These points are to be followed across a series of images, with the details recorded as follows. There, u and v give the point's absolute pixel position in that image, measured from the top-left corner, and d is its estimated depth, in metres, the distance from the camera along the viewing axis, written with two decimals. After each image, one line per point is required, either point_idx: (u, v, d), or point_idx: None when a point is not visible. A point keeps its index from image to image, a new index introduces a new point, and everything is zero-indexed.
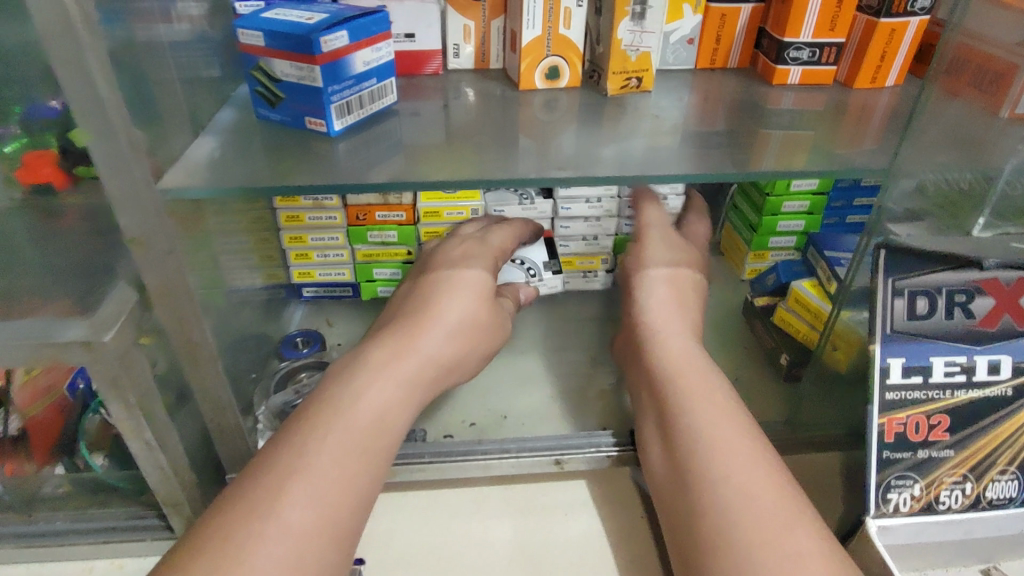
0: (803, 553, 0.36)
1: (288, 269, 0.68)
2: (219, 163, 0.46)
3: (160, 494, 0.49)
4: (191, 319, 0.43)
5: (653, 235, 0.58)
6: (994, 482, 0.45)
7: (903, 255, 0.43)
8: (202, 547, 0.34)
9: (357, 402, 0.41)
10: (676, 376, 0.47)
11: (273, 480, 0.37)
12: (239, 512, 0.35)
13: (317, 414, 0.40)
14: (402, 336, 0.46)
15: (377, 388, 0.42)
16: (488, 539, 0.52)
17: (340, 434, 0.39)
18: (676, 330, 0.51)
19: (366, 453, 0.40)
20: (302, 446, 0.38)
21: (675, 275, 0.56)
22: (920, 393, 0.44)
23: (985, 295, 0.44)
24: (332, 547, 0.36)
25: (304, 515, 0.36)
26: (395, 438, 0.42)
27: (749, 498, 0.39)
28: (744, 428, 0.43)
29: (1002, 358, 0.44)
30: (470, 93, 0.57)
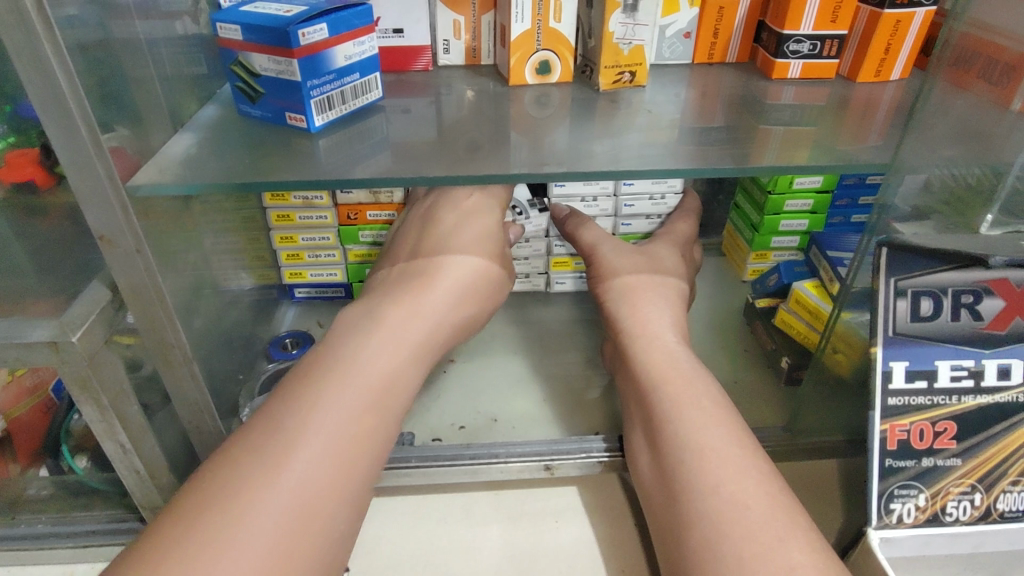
0: (795, 568, 0.34)
1: (279, 269, 0.67)
2: (194, 160, 0.44)
3: (138, 496, 0.48)
4: (167, 322, 0.43)
5: (603, 247, 0.58)
6: (1006, 493, 0.42)
7: (907, 254, 0.41)
8: (201, 505, 0.32)
9: (364, 357, 0.39)
10: (662, 382, 0.45)
11: (283, 431, 0.35)
12: (244, 463, 0.34)
13: (332, 363, 0.39)
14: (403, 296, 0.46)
15: (376, 343, 0.41)
16: (476, 546, 0.50)
17: (350, 384, 0.38)
18: (659, 334, 0.50)
19: (380, 402, 0.38)
20: (316, 398, 0.37)
21: (654, 281, 0.55)
22: (924, 398, 0.42)
23: (995, 296, 0.41)
24: (344, 499, 0.35)
25: (312, 470, 0.34)
26: (405, 394, 0.41)
27: (743, 511, 0.37)
28: (733, 435, 0.41)
29: (1014, 362, 0.41)
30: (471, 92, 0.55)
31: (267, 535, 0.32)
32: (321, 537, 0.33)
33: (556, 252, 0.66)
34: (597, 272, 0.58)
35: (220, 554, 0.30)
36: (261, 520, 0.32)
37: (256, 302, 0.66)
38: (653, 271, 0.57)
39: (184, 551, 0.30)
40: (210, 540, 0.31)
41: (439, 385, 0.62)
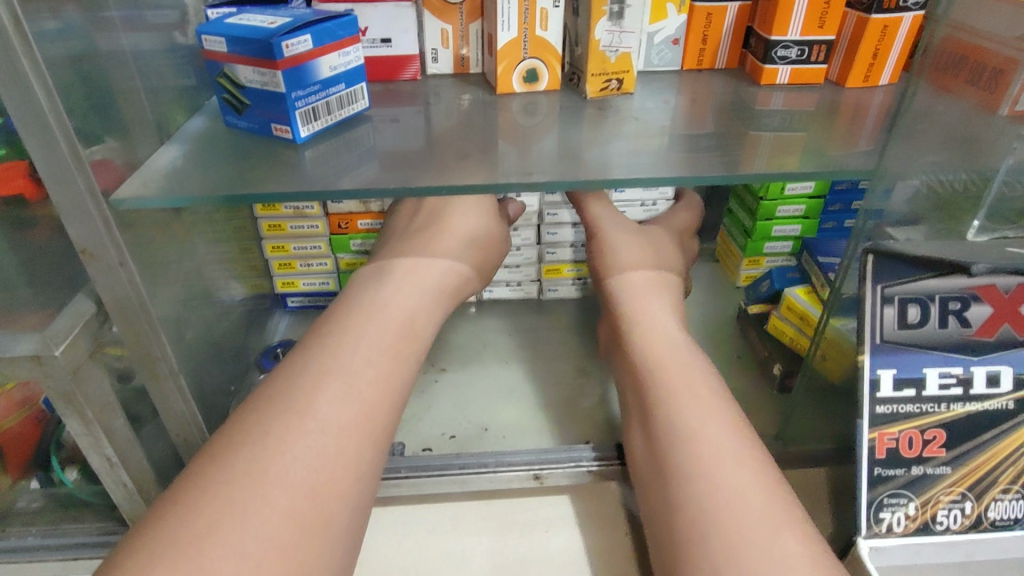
0: (782, 556, 0.34)
1: (272, 278, 0.67)
2: (178, 173, 0.44)
3: (126, 509, 0.48)
4: (152, 333, 0.43)
5: (608, 224, 0.59)
6: (996, 501, 0.42)
7: (891, 262, 0.40)
8: (230, 449, 0.35)
9: (378, 312, 0.44)
10: (659, 367, 0.45)
11: (305, 377, 0.38)
12: (274, 409, 0.37)
13: (348, 318, 0.43)
14: (408, 267, 0.50)
15: (384, 300, 0.45)
16: (465, 557, 0.50)
17: (364, 336, 0.42)
18: (654, 319, 0.50)
19: (395, 350, 0.42)
20: (333, 349, 0.40)
21: (653, 278, 0.55)
22: (912, 407, 0.42)
23: (982, 303, 0.41)
24: (370, 438, 0.38)
25: (337, 408, 0.38)
26: (416, 343, 0.45)
27: (736, 499, 0.36)
28: (727, 424, 0.41)
29: (1003, 369, 0.41)
30: (467, 98, 0.56)
31: (303, 464, 0.35)
32: (352, 466, 0.36)
33: (548, 258, 0.66)
34: (597, 252, 0.58)
35: (257, 484, 0.33)
36: (294, 453, 0.35)
37: (249, 311, 0.66)
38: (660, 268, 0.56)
39: (221, 487, 0.33)
40: (246, 474, 0.34)
41: (431, 394, 0.62)
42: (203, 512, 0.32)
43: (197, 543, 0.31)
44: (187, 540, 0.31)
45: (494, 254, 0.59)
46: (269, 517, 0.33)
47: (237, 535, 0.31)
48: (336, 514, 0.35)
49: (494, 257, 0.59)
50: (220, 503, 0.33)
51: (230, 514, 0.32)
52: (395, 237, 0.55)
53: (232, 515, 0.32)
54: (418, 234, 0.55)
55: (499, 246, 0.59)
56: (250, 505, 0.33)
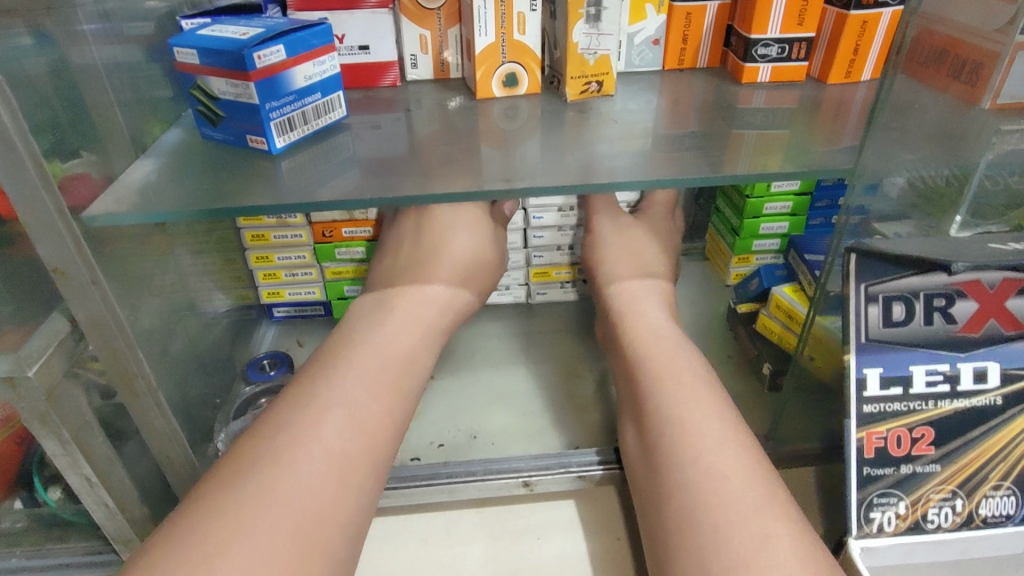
0: (768, 534, 0.35)
1: (257, 289, 0.66)
2: (152, 187, 0.44)
3: (109, 530, 0.48)
4: (129, 350, 0.42)
5: (598, 219, 0.60)
6: (987, 498, 0.41)
7: (874, 262, 0.39)
8: (239, 473, 0.35)
9: (382, 342, 0.44)
10: (648, 360, 0.46)
11: (312, 409, 0.38)
12: (285, 436, 0.36)
13: (351, 350, 0.43)
14: (410, 303, 0.49)
15: (387, 332, 0.45)
16: (456, 566, 0.50)
17: (367, 369, 0.41)
18: (639, 318, 0.51)
19: (394, 383, 0.42)
20: (337, 380, 0.40)
21: (639, 287, 0.55)
22: (900, 405, 0.41)
23: (967, 299, 0.40)
24: (371, 468, 0.38)
25: (342, 439, 0.37)
26: (417, 374, 0.44)
27: (720, 481, 0.37)
28: (715, 408, 0.42)
29: (989, 365, 0.40)
30: (456, 101, 0.55)
31: (311, 489, 0.35)
32: (353, 493, 0.36)
33: (535, 262, 0.65)
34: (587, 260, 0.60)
35: (265, 507, 0.33)
36: (303, 478, 0.35)
37: (234, 323, 0.66)
38: (665, 278, 0.57)
39: (232, 510, 0.33)
40: (255, 496, 0.34)
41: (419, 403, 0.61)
42: (214, 531, 0.32)
43: (209, 562, 0.31)
44: (197, 556, 0.31)
45: (494, 272, 0.59)
46: (275, 539, 0.32)
47: (250, 557, 0.31)
48: (334, 540, 0.34)
49: (491, 277, 0.59)
50: (229, 522, 0.32)
51: (240, 533, 0.32)
52: (397, 272, 0.54)
53: (243, 531, 0.32)
54: (414, 265, 0.54)
55: (492, 266, 0.58)
56: (260, 524, 0.33)
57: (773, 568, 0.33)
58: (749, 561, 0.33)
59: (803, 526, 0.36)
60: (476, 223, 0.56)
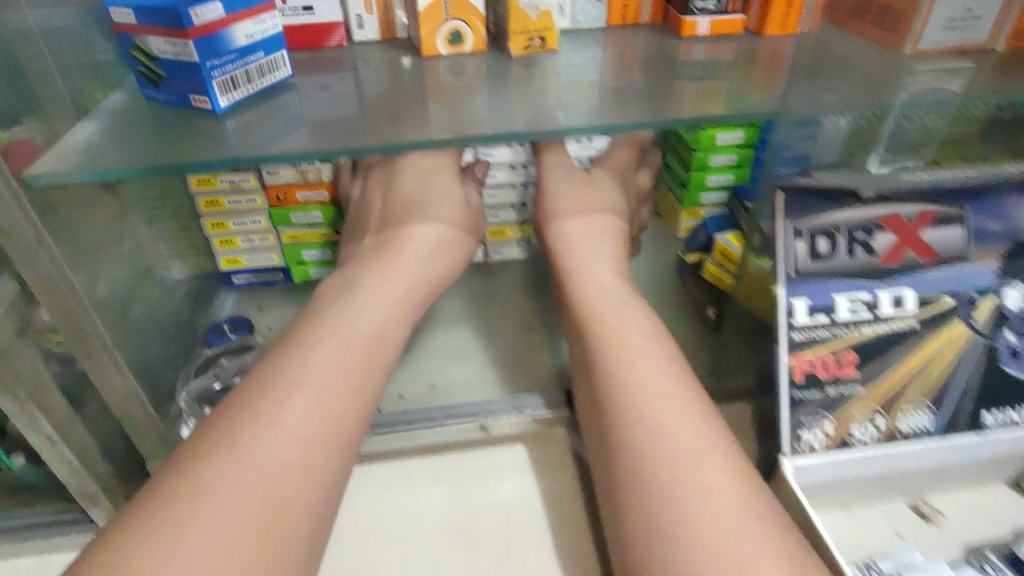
0: (711, 486, 0.37)
1: (215, 257, 0.66)
2: (94, 148, 0.44)
3: (73, 487, 0.48)
4: (81, 309, 0.43)
5: (551, 173, 0.59)
6: (906, 415, 0.44)
7: (800, 196, 0.42)
8: (198, 460, 0.34)
9: (348, 318, 0.43)
10: (597, 323, 0.47)
11: (275, 390, 0.37)
12: (245, 419, 0.36)
13: (315, 327, 0.42)
14: (375, 279, 0.47)
15: (355, 306, 0.44)
16: (419, 507, 0.52)
17: (332, 348, 0.40)
18: (598, 279, 0.51)
19: (361, 362, 0.41)
20: (301, 359, 0.39)
21: (596, 247, 0.55)
22: (826, 332, 0.43)
23: (886, 231, 0.43)
24: (335, 450, 0.37)
25: (305, 420, 0.36)
26: (387, 352, 0.44)
27: (665, 438, 0.39)
28: (660, 366, 0.44)
29: (907, 291, 0.43)
30: (405, 60, 0.56)
31: (272, 474, 0.34)
32: (317, 476, 0.36)
33: (491, 222, 0.66)
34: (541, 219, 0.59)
35: (223, 494, 0.32)
36: (263, 463, 0.34)
37: (191, 291, 0.66)
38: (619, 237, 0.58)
39: (186, 497, 0.32)
40: (218, 478, 0.33)
41: None
42: (167, 519, 0.31)
43: (161, 550, 0.30)
44: (150, 544, 0.30)
45: (468, 245, 0.58)
46: (233, 524, 0.31)
47: (204, 543, 0.30)
48: (298, 523, 0.34)
49: (466, 251, 0.58)
50: (184, 509, 0.31)
51: (196, 519, 0.31)
52: (364, 246, 0.54)
53: (196, 520, 0.31)
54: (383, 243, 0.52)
55: (466, 236, 0.57)
56: (217, 512, 0.32)
57: (715, 517, 0.35)
58: (693, 514, 0.36)
59: (742, 475, 0.39)
60: (447, 193, 0.56)
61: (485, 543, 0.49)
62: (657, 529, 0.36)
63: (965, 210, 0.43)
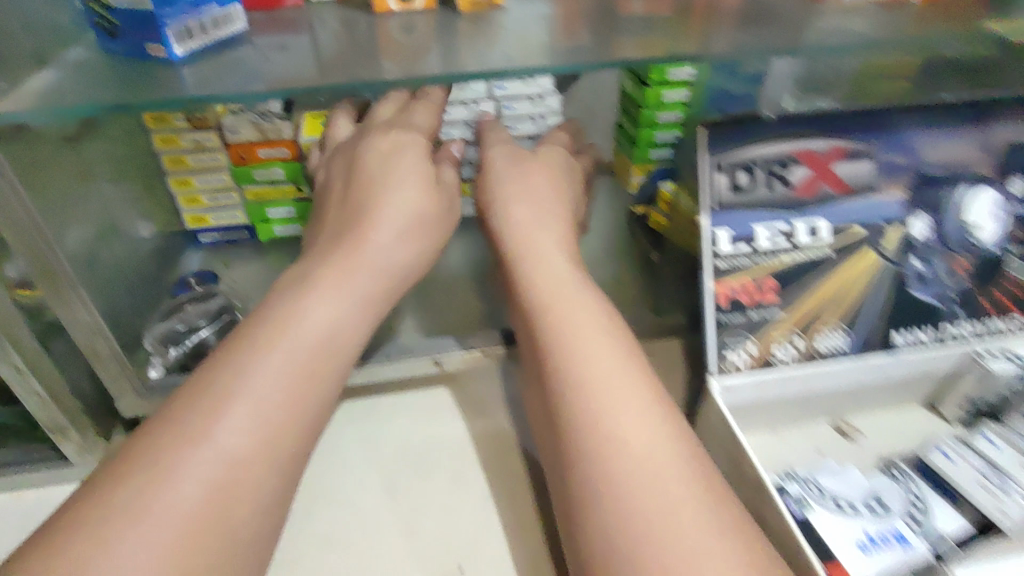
0: (677, 501, 0.32)
1: (181, 216, 0.69)
2: (54, 92, 0.46)
3: (43, 421, 0.51)
4: (47, 247, 0.45)
5: (497, 157, 0.54)
6: (824, 336, 0.48)
7: (723, 132, 0.45)
8: (112, 484, 0.30)
9: (297, 317, 0.38)
10: (551, 310, 0.42)
11: (208, 399, 0.33)
12: (169, 432, 0.32)
13: (260, 329, 0.37)
14: (331, 272, 0.42)
15: (306, 303, 0.39)
16: (377, 440, 0.55)
17: (275, 354, 0.36)
18: (556, 262, 0.46)
19: (309, 369, 0.37)
20: (240, 366, 0.35)
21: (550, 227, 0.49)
22: (747, 259, 0.47)
23: (801, 164, 0.46)
24: (270, 471, 0.33)
25: (236, 436, 0.32)
26: (338, 357, 0.39)
27: (624, 442, 0.34)
28: (620, 358, 0.39)
29: (821, 222, 0.47)
30: (359, 17, 0.58)
31: (191, 500, 0.30)
32: (246, 499, 0.32)
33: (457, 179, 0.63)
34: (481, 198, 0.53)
35: (134, 525, 0.28)
36: (181, 486, 0.30)
37: (158, 250, 0.68)
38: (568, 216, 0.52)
39: (92, 527, 0.28)
40: (123, 507, 0.29)
41: None
42: (66, 553, 0.27)
43: None
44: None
45: (443, 228, 0.51)
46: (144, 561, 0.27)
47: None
48: (221, 554, 0.30)
49: (435, 241, 0.51)
50: (86, 540, 0.27)
51: (98, 554, 0.27)
52: (323, 234, 0.48)
53: (99, 554, 0.27)
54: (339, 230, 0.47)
55: (441, 221, 0.51)
56: (123, 546, 0.28)
57: (678, 535, 0.31)
58: (655, 532, 0.31)
59: (713, 485, 0.34)
60: (413, 173, 0.49)
61: (438, 470, 0.53)
62: (615, 551, 0.31)
63: (873, 145, 0.47)
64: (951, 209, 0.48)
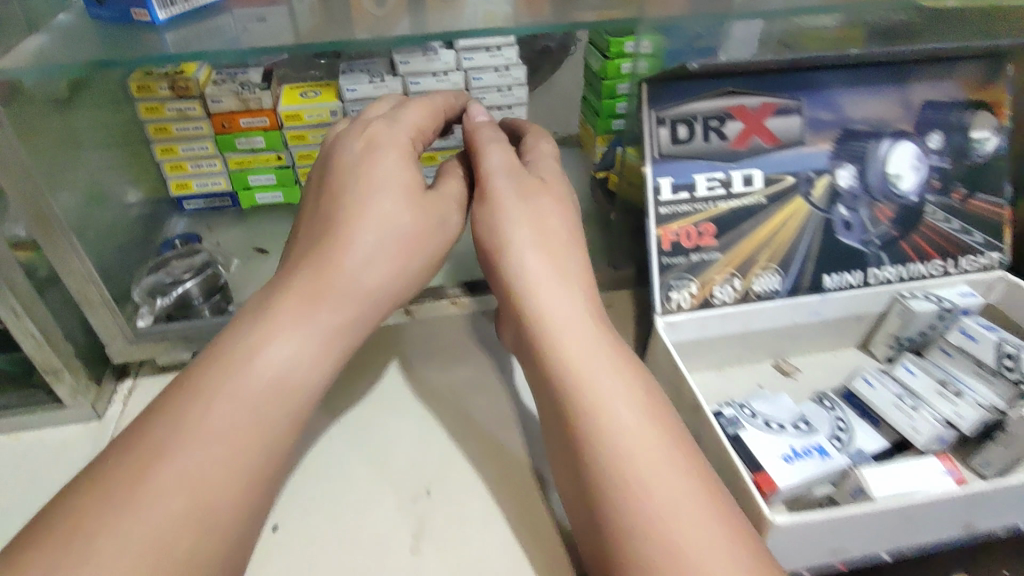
0: None
1: (166, 181, 0.71)
2: (46, 52, 0.50)
3: (38, 360, 0.54)
4: (40, 194, 0.49)
5: (501, 179, 0.50)
6: (759, 277, 0.53)
7: (664, 86, 0.49)
8: (30, 547, 0.30)
9: (244, 363, 0.38)
10: (578, 383, 0.40)
11: (140, 453, 0.33)
12: (93, 495, 0.31)
13: (204, 376, 0.37)
14: (283, 311, 0.41)
15: (255, 348, 0.38)
16: (352, 385, 0.59)
17: (215, 406, 0.36)
18: (575, 322, 0.44)
19: (253, 420, 0.36)
20: (179, 420, 0.35)
21: (559, 271, 0.47)
22: (687, 206, 0.51)
23: (735, 119, 0.51)
24: (212, 530, 0.33)
25: (171, 498, 0.32)
26: (287, 404, 0.38)
27: (673, 535, 0.33)
28: (650, 434, 0.38)
29: (755, 171, 0.52)
30: None
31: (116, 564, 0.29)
32: (184, 561, 0.31)
33: None
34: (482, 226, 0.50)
35: None
36: (103, 551, 0.29)
37: (145, 216, 0.72)
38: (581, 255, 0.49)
39: None
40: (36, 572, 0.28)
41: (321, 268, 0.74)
42: None
43: None
44: None
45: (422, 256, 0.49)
46: None
47: None
48: None
49: (411, 270, 0.49)
50: None
51: None
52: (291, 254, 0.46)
53: None
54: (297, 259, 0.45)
55: (418, 247, 0.48)
56: None
57: None
58: None
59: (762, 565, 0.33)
60: (395, 196, 0.47)
61: (409, 411, 0.57)
62: None
63: (801, 102, 0.51)
64: (875, 161, 0.53)
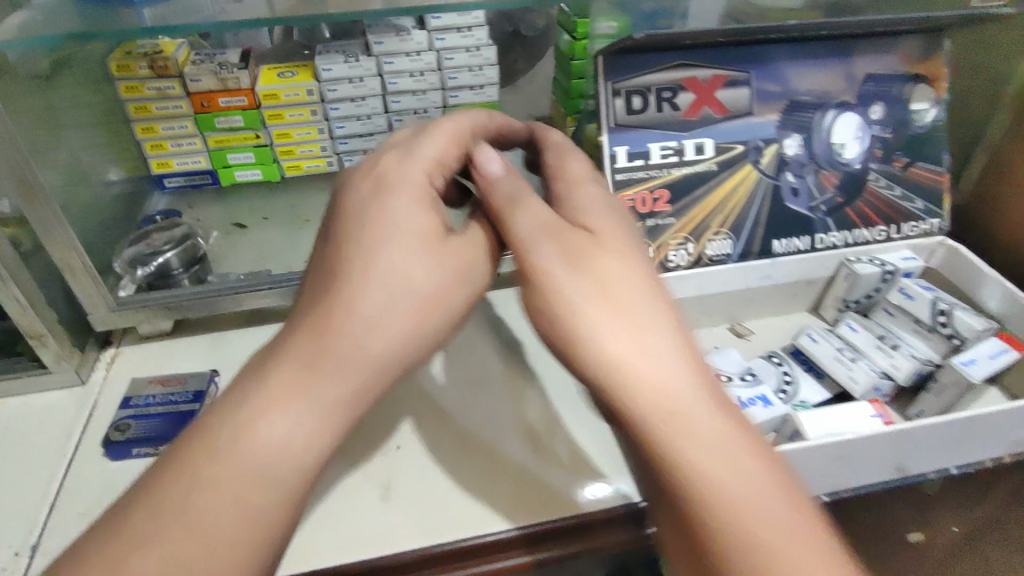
0: None
1: (145, 160, 0.73)
2: (27, 26, 0.52)
3: (22, 327, 0.56)
4: (23, 162, 0.51)
5: (547, 243, 0.34)
6: (710, 242, 0.56)
7: (619, 60, 0.52)
8: None
9: (227, 450, 0.28)
10: (685, 471, 0.29)
11: (113, 541, 0.26)
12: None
13: (183, 453, 0.29)
14: (274, 390, 0.30)
15: (243, 429, 0.29)
16: None
17: (196, 495, 0.27)
18: (680, 391, 0.30)
19: (236, 520, 0.28)
20: (167, 503, 0.27)
21: (654, 330, 0.32)
22: (642, 173, 0.54)
23: (687, 91, 0.54)
24: None
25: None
26: (270, 506, 0.28)
27: None
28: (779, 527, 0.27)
29: (706, 140, 0.55)
30: None
31: None
32: None
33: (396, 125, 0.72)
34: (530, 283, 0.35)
35: None
36: None
37: (126, 193, 0.74)
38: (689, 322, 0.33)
39: None
40: None
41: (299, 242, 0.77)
42: None
43: None
44: None
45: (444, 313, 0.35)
46: None
47: None
48: None
49: (431, 331, 0.34)
50: None
51: None
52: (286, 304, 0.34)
53: None
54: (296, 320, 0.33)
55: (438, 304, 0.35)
56: None
57: None
58: None
59: None
60: (410, 247, 0.34)
61: None
62: None
63: (749, 74, 0.54)
64: (819, 131, 0.56)
